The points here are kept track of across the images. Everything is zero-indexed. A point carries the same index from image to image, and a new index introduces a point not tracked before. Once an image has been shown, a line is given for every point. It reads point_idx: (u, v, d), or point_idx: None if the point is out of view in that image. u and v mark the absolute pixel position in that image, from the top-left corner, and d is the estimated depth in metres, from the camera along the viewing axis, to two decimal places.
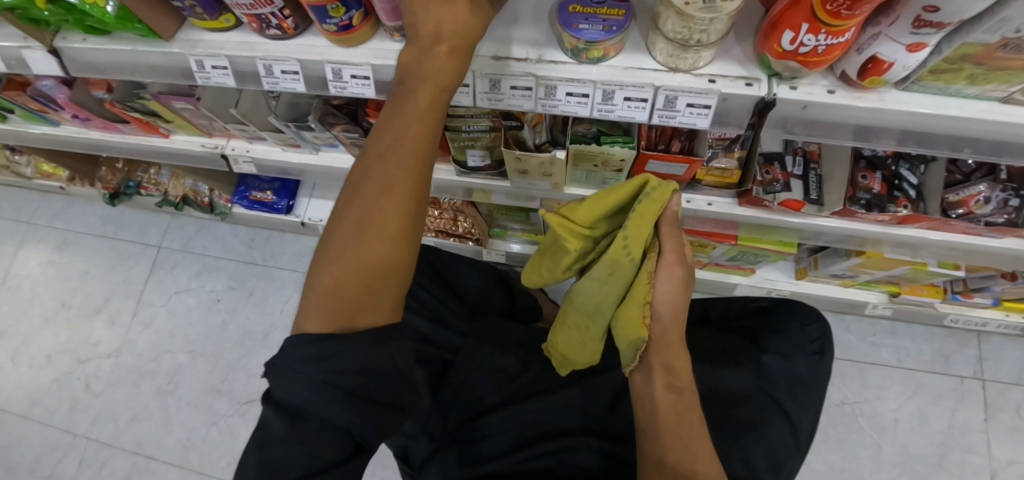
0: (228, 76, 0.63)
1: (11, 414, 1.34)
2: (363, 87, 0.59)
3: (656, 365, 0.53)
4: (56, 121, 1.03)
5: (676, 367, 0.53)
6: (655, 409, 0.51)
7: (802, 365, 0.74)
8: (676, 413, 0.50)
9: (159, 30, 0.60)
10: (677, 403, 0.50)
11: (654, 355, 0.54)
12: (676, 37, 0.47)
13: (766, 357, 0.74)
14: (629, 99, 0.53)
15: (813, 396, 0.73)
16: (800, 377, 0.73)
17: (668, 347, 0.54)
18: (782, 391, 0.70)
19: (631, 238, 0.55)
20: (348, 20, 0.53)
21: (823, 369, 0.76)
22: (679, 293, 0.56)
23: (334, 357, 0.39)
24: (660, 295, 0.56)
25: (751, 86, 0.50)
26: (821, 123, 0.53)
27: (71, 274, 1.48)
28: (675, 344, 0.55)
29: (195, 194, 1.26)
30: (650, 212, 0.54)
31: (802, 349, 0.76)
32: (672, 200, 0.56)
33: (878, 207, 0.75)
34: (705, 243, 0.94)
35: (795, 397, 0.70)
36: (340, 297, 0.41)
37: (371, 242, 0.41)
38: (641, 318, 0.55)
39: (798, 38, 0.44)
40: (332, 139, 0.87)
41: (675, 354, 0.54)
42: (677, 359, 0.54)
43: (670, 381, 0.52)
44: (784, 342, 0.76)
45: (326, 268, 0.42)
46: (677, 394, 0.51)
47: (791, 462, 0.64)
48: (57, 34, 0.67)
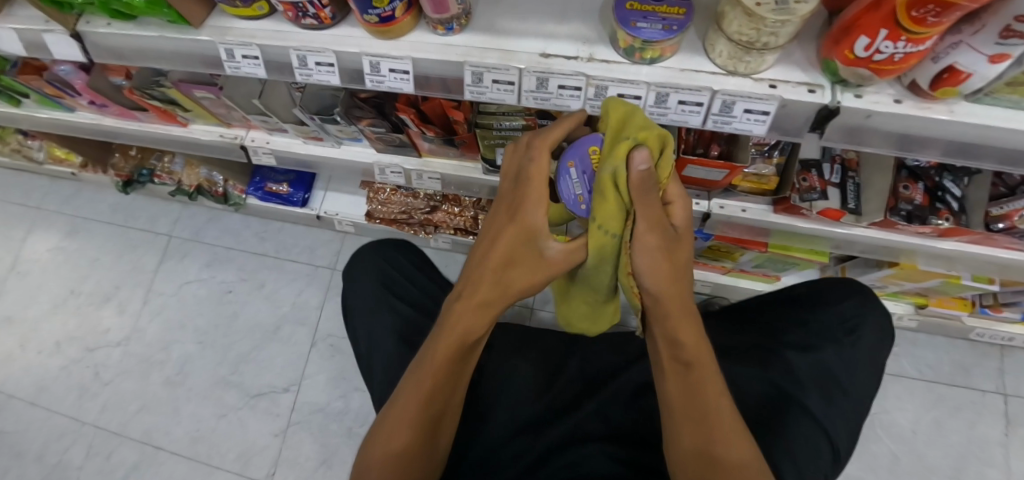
0: (259, 66, 0.61)
1: (20, 399, 1.33)
2: (402, 82, 0.57)
3: (659, 338, 0.48)
4: (71, 106, 1.02)
5: (682, 341, 0.47)
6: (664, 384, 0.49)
7: (838, 354, 0.72)
8: (687, 390, 0.47)
9: (188, 15, 0.58)
10: (687, 384, 0.47)
11: (655, 330, 0.49)
12: (741, 38, 0.45)
13: (798, 355, 0.72)
14: (683, 103, 0.50)
15: (856, 387, 0.70)
16: (835, 371, 0.70)
17: (666, 319, 0.47)
18: (812, 390, 0.67)
19: (599, 221, 0.46)
20: (390, 11, 0.51)
21: (864, 350, 0.73)
22: (667, 262, 0.45)
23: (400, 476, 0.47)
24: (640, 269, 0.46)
25: (814, 93, 0.48)
26: (881, 133, 0.51)
27: (81, 260, 1.46)
28: (678, 312, 0.47)
29: (210, 185, 1.25)
30: (609, 186, 0.44)
31: (839, 343, 0.73)
32: (633, 160, 0.40)
33: (920, 219, 0.73)
34: (734, 249, 0.91)
35: (828, 392, 0.68)
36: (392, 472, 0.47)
37: (409, 417, 0.48)
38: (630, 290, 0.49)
39: (874, 45, 0.41)
40: (356, 133, 0.85)
41: (679, 322, 0.47)
42: (682, 331, 0.47)
43: (676, 356, 0.48)
44: (817, 337, 0.74)
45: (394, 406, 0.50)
46: (685, 369, 0.48)
47: (823, 465, 0.60)
48: (80, 18, 0.65)
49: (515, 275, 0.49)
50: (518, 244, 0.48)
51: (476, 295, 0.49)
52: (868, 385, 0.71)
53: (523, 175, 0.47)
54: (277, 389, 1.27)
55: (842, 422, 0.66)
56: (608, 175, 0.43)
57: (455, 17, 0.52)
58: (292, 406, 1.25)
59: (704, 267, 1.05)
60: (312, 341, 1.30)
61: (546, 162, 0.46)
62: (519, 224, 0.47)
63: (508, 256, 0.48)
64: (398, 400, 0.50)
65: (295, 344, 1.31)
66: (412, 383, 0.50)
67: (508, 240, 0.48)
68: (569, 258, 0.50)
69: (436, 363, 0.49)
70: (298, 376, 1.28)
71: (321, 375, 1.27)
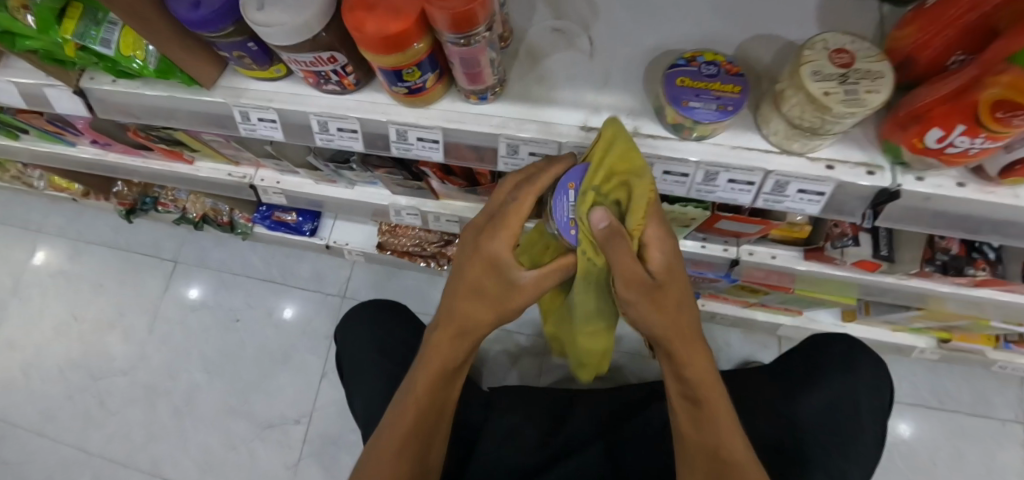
0: (276, 129, 0.58)
1: (24, 429, 1.30)
2: (430, 150, 0.54)
3: (670, 374, 0.48)
4: (72, 142, 0.99)
5: (694, 380, 0.47)
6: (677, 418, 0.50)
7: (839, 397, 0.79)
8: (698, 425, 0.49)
9: (201, 78, 0.54)
10: (694, 415, 0.49)
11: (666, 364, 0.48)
12: (801, 123, 0.42)
13: (796, 402, 0.80)
14: (733, 181, 0.49)
15: (863, 450, 0.76)
16: (837, 414, 0.78)
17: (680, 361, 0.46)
18: (814, 436, 0.77)
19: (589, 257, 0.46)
20: (422, 83, 0.48)
21: (863, 386, 0.80)
22: (669, 305, 0.43)
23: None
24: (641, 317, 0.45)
25: (874, 175, 0.45)
26: (938, 214, 0.48)
27: (83, 286, 1.43)
28: (692, 352, 0.46)
29: (216, 213, 1.24)
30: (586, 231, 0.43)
31: (841, 390, 0.80)
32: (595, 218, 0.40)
33: (955, 269, 0.71)
34: (760, 288, 0.89)
35: (832, 437, 0.76)
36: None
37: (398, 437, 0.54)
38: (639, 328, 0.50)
39: (948, 138, 0.39)
40: (372, 177, 0.82)
41: (693, 360, 0.46)
42: (694, 370, 0.47)
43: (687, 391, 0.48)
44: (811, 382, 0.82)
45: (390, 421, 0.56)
46: (695, 405, 0.48)
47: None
48: (83, 72, 0.61)
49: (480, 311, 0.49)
50: (483, 281, 0.47)
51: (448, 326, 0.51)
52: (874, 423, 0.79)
53: (501, 211, 0.45)
54: (288, 420, 1.25)
55: (853, 462, 0.75)
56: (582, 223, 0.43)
57: (490, 88, 0.48)
58: (304, 437, 1.23)
59: (725, 301, 1.03)
60: (323, 371, 1.28)
61: (529, 203, 0.44)
62: (481, 255, 0.46)
63: (473, 292, 0.48)
64: (390, 422, 0.55)
65: (305, 373, 1.29)
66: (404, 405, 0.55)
67: (471, 277, 0.47)
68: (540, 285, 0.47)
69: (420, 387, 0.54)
70: (309, 407, 1.26)
71: (333, 405, 1.25)
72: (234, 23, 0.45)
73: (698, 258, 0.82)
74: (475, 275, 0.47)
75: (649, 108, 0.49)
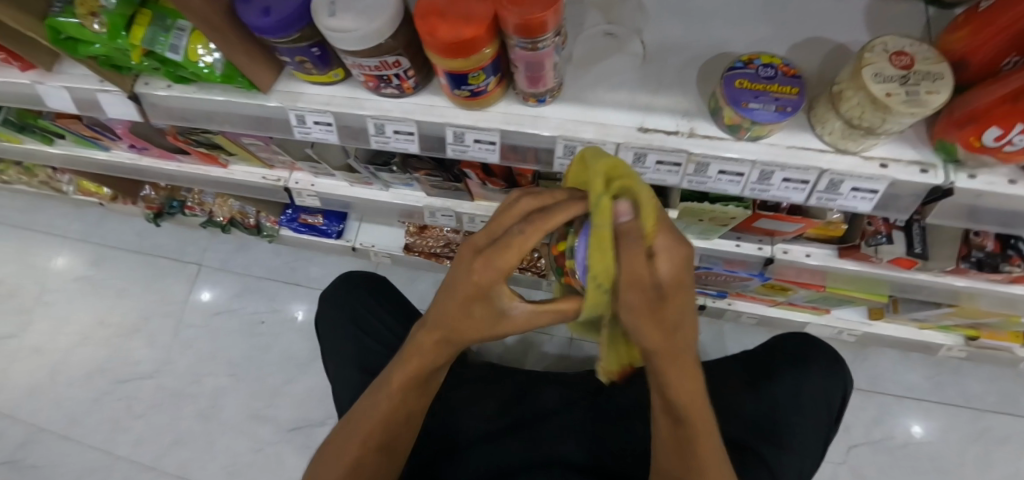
0: (332, 132, 0.59)
1: (51, 432, 1.31)
2: (486, 151, 0.55)
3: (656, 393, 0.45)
4: (107, 146, 1.01)
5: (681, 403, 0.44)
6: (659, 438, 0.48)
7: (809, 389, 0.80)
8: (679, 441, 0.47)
9: (260, 83, 0.55)
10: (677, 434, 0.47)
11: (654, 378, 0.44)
12: (859, 122, 0.43)
13: (769, 386, 0.80)
14: (788, 180, 0.49)
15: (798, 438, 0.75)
16: (803, 401, 0.79)
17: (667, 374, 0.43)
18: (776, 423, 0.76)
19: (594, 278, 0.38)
20: (483, 86, 0.49)
21: (832, 385, 0.81)
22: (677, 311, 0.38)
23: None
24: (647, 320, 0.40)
25: (927, 173, 0.47)
26: (990, 211, 0.49)
27: (107, 291, 1.44)
28: (679, 369, 0.42)
29: (242, 216, 1.25)
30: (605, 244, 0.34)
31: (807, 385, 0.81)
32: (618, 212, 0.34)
33: (990, 265, 0.71)
34: (789, 287, 0.91)
35: (792, 426, 0.76)
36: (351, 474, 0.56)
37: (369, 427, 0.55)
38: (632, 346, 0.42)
39: (1007, 136, 0.40)
40: (409, 179, 0.83)
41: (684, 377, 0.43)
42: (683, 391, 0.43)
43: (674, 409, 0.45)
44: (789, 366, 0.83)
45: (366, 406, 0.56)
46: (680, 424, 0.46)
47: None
48: (138, 78, 0.63)
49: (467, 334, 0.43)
50: (475, 310, 0.40)
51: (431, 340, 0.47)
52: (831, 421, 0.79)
53: (502, 238, 0.36)
54: (313, 422, 1.26)
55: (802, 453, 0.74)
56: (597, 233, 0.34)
57: (549, 90, 0.50)
58: None
59: (753, 300, 1.05)
60: None
61: (537, 238, 0.35)
62: (471, 279, 0.38)
63: (457, 320, 0.42)
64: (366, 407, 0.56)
65: None
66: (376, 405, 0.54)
67: (461, 302, 0.40)
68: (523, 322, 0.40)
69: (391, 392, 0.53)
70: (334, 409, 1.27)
71: None
72: (296, 33, 0.46)
73: (732, 257, 0.83)
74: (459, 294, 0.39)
75: (704, 109, 0.50)
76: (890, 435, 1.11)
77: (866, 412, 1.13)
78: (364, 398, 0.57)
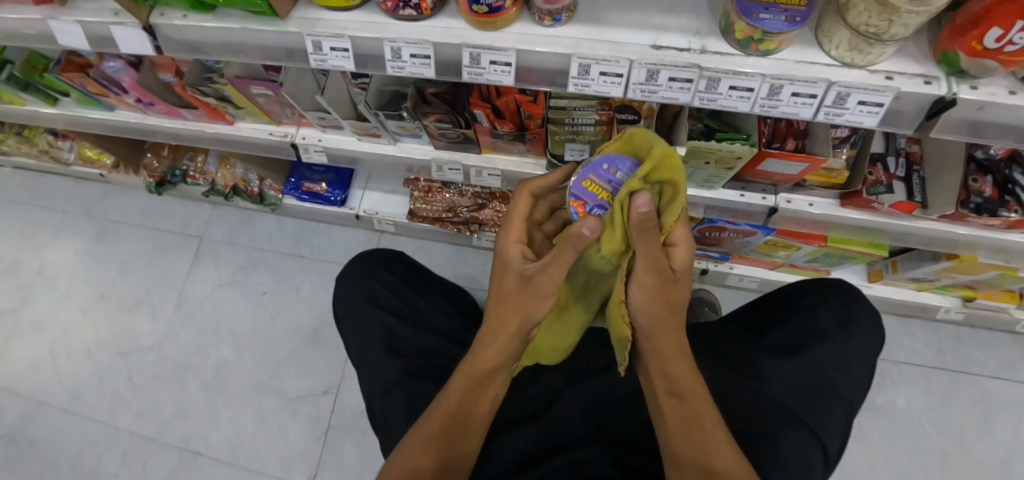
0: (347, 59, 0.60)
1: (50, 406, 1.29)
2: (501, 74, 0.56)
3: (653, 372, 0.48)
4: (112, 104, 1.02)
5: (674, 373, 0.46)
6: (660, 415, 0.47)
7: (833, 357, 0.69)
8: (679, 424, 0.45)
9: (279, 8, 0.56)
10: (682, 413, 0.45)
11: (649, 361, 0.48)
12: (866, 29, 0.45)
13: (792, 358, 0.68)
14: (797, 95, 0.51)
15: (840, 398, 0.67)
16: (826, 373, 0.68)
17: (659, 354, 0.47)
18: (800, 401, 0.64)
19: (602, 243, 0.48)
20: (501, 1, 0.50)
21: (857, 348, 0.71)
22: (660, 296, 0.46)
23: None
24: (637, 304, 0.47)
25: (931, 84, 0.48)
26: (992, 123, 0.51)
27: (109, 264, 1.43)
28: (667, 348, 0.47)
29: (246, 185, 1.23)
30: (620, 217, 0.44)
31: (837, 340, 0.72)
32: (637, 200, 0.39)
33: (988, 211, 0.73)
34: (792, 243, 0.92)
35: (818, 402, 0.65)
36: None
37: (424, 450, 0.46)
38: (621, 316, 0.50)
39: (1008, 36, 0.41)
40: (417, 129, 0.84)
41: (671, 354, 0.47)
42: (675, 364, 0.47)
43: (670, 388, 0.46)
44: (809, 336, 0.72)
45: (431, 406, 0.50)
46: (679, 401, 0.46)
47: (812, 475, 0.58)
48: (154, 10, 0.64)
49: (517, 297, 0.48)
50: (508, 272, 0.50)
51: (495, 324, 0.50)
52: (859, 393, 0.69)
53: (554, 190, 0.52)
54: (318, 392, 1.25)
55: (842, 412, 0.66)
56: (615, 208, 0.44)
57: (565, 8, 0.51)
58: (334, 409, 1.22)
59: (755, 263, 1.07)
60: None
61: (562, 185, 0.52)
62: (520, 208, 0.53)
63: (501, 296, 0.49)
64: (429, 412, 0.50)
65: (334, 347, 1.29)
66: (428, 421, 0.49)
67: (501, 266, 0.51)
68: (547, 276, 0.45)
69: (452, 400, 0.48)
70: (338, 379, 1.25)
71: None
72: None
73: (737, 209, 0.85)
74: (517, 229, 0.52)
75: (714, 28, 0.52)
76: (893, 401, 1.12)
77: None
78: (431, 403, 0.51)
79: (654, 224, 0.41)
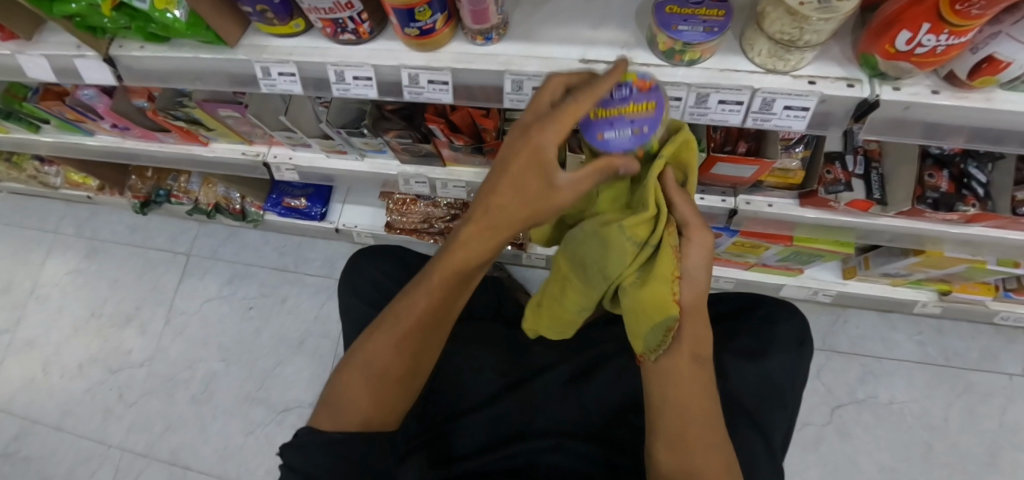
0: (295, 83, 0.62)
1: (44, 424, 1.32)
2: (440, 92, 0.58)
3: (687, 340, 0.49)
4: (91, 130, 1.05)
5: (705, 337, 0.50)
6: (674, 373, 0.49)
7: (785, 368, 0.71)
8: (693, 382, 0.49)
9: (225, 36, 0.59)
10: (699, 377, 0.50)
11: (685, 331, 0.49)
12: (782, 37, 0.46)
13: (754, 363, 0.70)
14: (723, 102, 0.52)
15: (787, 410, 0.69)
16: (778, 381, 0.70)
17: (697, 319, 0.50)
18: (751, 398, 0.67)
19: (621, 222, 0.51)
20: (432, 24, 0.51)
21: (804, 362, 0.74)
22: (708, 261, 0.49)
23: (345, 443, 0.46)
24: (690, 267, 0.48)
25: (853, 87, 0.49)
26: (919, 123, 0.52)
27: (100, 282, 1.46)
28: (700, 312, 0.50)
29: (228, 202, 1.28)
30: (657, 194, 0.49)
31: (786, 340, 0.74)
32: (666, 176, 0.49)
33: (946, 206, 0.73)
34: (758, 244, 0.93)
35: (767, 405, 0.68)
36: (361, 411, 0.50)
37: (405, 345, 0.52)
38: (668, 295, 0.49)
39: (916, 39, 0.42)
40: (382, 145, 0.86)
41: (702, 320, 0.51)
42: (703, 331, 0.50)
43: (696, 354, 0.50)
44: (765, 339, 0.74)
45: (400, 309, 0.52)
46: (700, 363, 0.50)
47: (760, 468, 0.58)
48: (113, 42, 0.67)
49: (534, 209, 0.44)
50: (528, 181, 0.42)
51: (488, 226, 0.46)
52: (798, 400, 0.72)
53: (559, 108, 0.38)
54: (304, 404, 1.26)
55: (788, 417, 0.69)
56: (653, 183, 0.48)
57: (494, 27, 0.52)
58: None
59: (728, 264, 1.09)
60: (337, 353, 1.30)
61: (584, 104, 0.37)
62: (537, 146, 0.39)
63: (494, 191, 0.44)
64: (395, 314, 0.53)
65: (319, 358, 1.30)
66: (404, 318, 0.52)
67: (518, 175, 0.41)
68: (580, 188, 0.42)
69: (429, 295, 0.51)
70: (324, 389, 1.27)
71: None
72: None
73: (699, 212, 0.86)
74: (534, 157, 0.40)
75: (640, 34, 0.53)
76: (875, 396, 1.12)
77: (848, 373, 1.14)
78: (399, 298, 0.54)
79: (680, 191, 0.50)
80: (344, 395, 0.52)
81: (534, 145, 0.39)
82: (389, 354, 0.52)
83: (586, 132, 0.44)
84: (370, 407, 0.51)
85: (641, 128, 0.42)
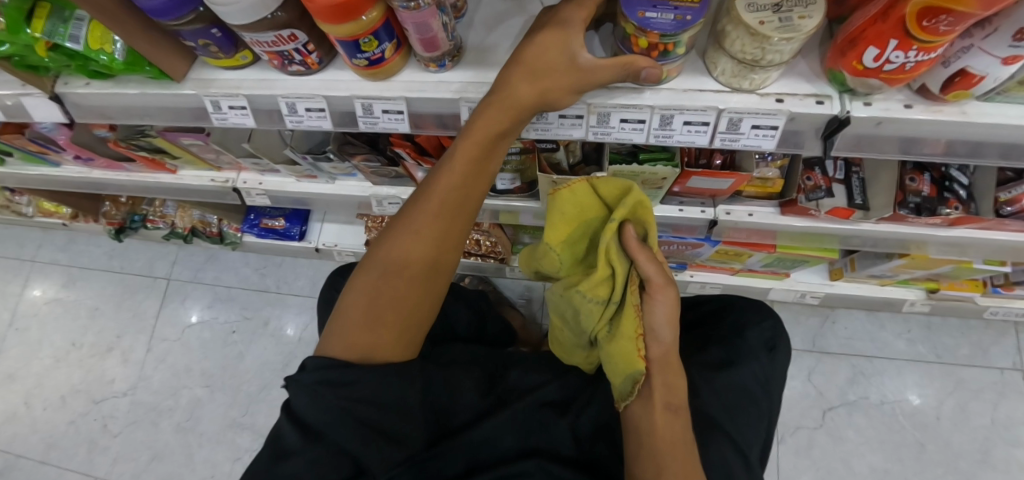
0: (247, 116, 0.59)
1: (29, 459, 1.29)
2: (396, 122, 0.56)
3: (658, 387, 0.54)
4: (57, 161, 1.02)
5: (677, 387, 0.55)
6: (651, 418, 0.52)
7: (756, 377, 0.71)
8: (667, 423, 0.51)
9: (169, 71, 0.56)
10: (673, 424, 0.51)
11: (655, 378, 0.54)
12: (744, 57, 0.43)
13: (720, 376, 0.68)
14: (689, 123, 0.49)
15: (760, 418, 0.68)
16: (751, 391, 0.69)
17: (666, 369, 0.55)
18: (725, 411, 0.65)
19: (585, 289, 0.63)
20: (380, 53, 0.48)
21: (776, 369, 0.75)
22: (674, 314, 0.58)
23: (351, 384, 0.47)
24: (655, 321, 0.57)
25: (823, 104, 0.47)
26: (893, 138, 0.51)
27: (80, 311, 1.43)
28: (674, 364, 0.56)
29: (204, 225, 1.26)
30: (614, 257, 0.59)
31: (754, 347, 0.74)
32: (628, 233, 0.59)
33: (929, 210, 0.71)
34: (741, 251, 0.92)
35: (741, 417, 0.66)
36: (371, 335, 0.51)
37: (420, 248, 0.52)
38: (636, 351, 0.55)
39: (884, 55, 0.40)
40: (350, 168, 0.84)
41: (675, 373, 0.55)
42: (679, 389, 0.55)
43: (668, 401, 0.53)
44: (737, 351, 0.73)
45: (387, 251, 0.53)
46: (675, 411, 0.53)
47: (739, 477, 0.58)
48: (58, 79, 0.64)
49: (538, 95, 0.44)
50: (551, 55, 0.42)
51: (503, 105, 0.45)
52: (775, 410, 0.72)
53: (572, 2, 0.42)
54: None
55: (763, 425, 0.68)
56: (606, 247, 0.58)
57: (446, 54, 0.50)
58: None
59: (714, 269, 1.08)
60: None
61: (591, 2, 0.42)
62: (552, 34, 0.42)
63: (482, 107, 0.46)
64: (382, 258, 0.53)
65: None
66: (420, 217, 0.52)
67: (540, 49, 0.42)
68: (596, 78, 0.41)
69: (416, 235, 0.52)
70: None
71: None
72: (194, 11, 0.45)
73: (679, 223, 0.85)
74: (535, 55, 0.43)
75: (597, 48, 0.50)
76: (866, 396, 1.11)
77: (839, 375, 1.13)
78: (387, 241, 0.53)
79: (643, 249, 0.59)
80: (352, 314, 0.52)
81: (532, 44, 0.43)
82: (377, 300, 0.52)
83: (625, 7, 0.37)
84: (379, 323, 0.51)
85: (685, 16, 0.36)
